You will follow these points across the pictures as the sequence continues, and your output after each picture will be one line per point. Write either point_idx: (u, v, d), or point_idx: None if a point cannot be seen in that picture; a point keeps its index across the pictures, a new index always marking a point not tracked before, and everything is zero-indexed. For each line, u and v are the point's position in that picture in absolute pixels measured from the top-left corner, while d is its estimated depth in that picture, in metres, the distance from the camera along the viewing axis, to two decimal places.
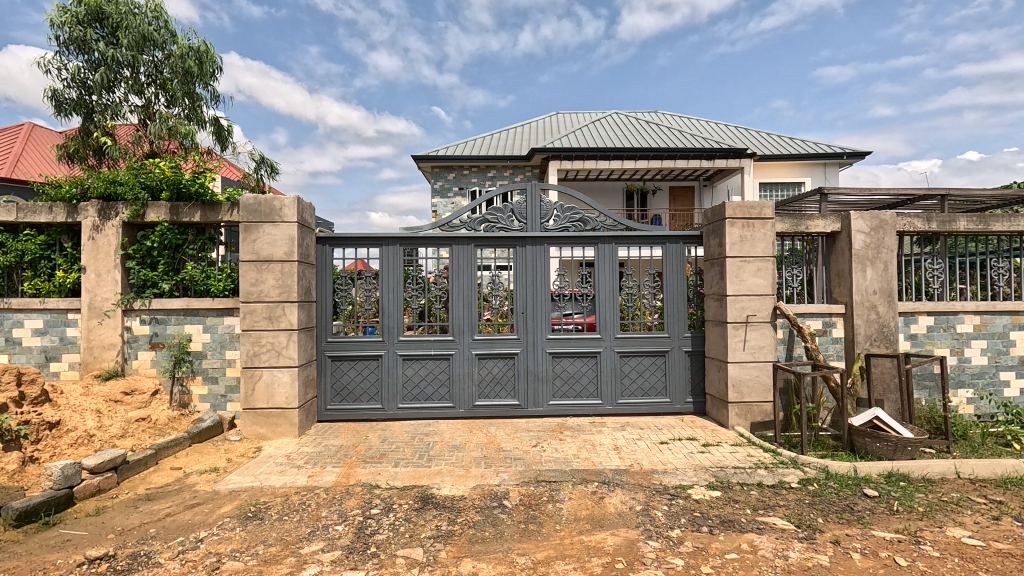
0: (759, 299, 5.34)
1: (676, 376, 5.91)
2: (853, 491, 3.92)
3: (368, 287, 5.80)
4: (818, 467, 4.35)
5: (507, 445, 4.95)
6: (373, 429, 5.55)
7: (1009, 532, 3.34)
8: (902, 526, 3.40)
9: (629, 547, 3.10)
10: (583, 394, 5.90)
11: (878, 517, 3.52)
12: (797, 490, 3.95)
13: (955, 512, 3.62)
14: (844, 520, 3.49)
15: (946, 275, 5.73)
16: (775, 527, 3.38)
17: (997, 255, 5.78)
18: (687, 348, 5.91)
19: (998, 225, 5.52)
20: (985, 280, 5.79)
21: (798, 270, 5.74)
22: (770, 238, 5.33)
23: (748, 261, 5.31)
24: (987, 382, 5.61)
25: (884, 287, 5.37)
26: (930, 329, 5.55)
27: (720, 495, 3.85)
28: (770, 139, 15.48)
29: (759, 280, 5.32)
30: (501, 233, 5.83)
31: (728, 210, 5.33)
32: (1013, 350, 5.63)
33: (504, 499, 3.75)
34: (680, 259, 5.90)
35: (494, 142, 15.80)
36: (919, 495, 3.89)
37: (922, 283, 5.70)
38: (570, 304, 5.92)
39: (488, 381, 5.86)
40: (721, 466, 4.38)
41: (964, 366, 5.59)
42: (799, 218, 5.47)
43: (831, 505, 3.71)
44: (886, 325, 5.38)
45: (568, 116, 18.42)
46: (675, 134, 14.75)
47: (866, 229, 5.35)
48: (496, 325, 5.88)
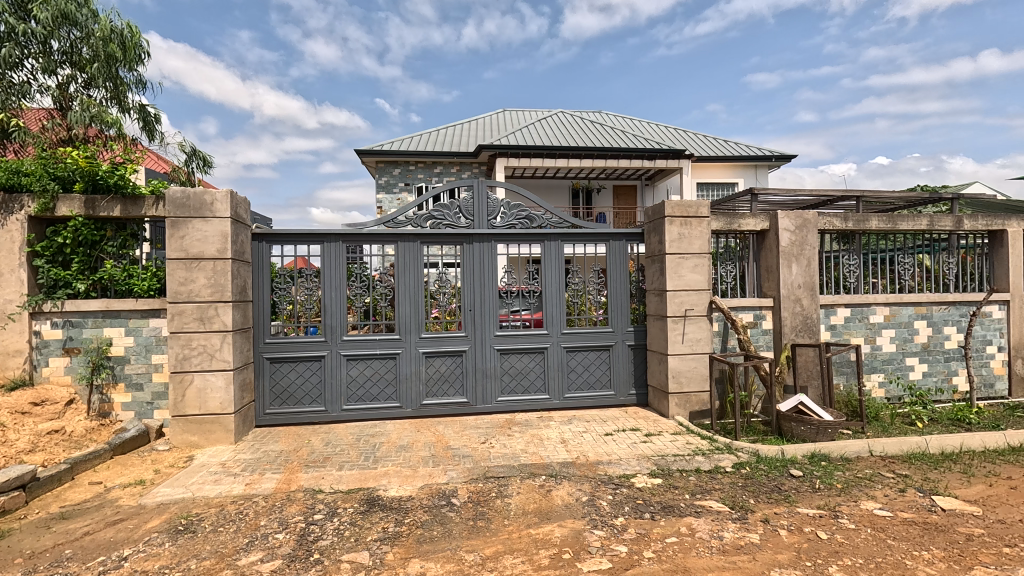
0: (697, 294, 5.59)
1: (620, 369, 6.10)
2: (781, 472, 4.21)
3: (309, 286, 5.60)
4: (749, 451, 4.62)
5: (456, 443, 4.93)
6: (316, 432, 5.37)
7: (913, 502, 3.70)
8: (823, 502, 3.68)
9: (575, 537, 3.18)
10: (531, 389, 5.96)
11: (802, 495, 3.80)
12: (731, 474, 4.19)
13: (869, 487, 3.96)
14: (772, 499, 3.73)
15: (861, 269, 6.21)
16: (711, 509, 3.57)
17: (904, 251, 6.33)
18: (630, 341, 6.11)
19: (904, 224, 6.07)
20: (894, 275, 6.32)
21: (732, 266, 6.05)
22: (705, 236, 5.60)
23: (686, 258, 5.56)
24: (896, 366, 6.15)
25: (808, 281, 5.77)
26: (847, 320, 6.03)
27: (661, 482, 4.02)
28: (706, 140, 16.22)
29: (696, 276, 5.58)
30: (448, 230, 5.79)
31: (667, 209, 5.54)
32: (917, 337, 6.20)
33: (453, 497, 3.74)
34: (623, 256, 6.10)
35: (441, 137, 15.61)
36: (838, 473, 4.23)
37: (841, 278, 6.16)
38: (518, 301, 5.97)
39: (436, 379, 5.80)
40: (662, 455, 4.56)
41: (876, 353, 6.11)
42: (732, 217, 5.77)
43: (762, 486, 3.96)
44: (809, 317, 5.78)
45: (514, 113, 18.50)
46: (618, 133, 15.18)
47: (791, 228, 5.72)
48: (444, 322, 5.84)
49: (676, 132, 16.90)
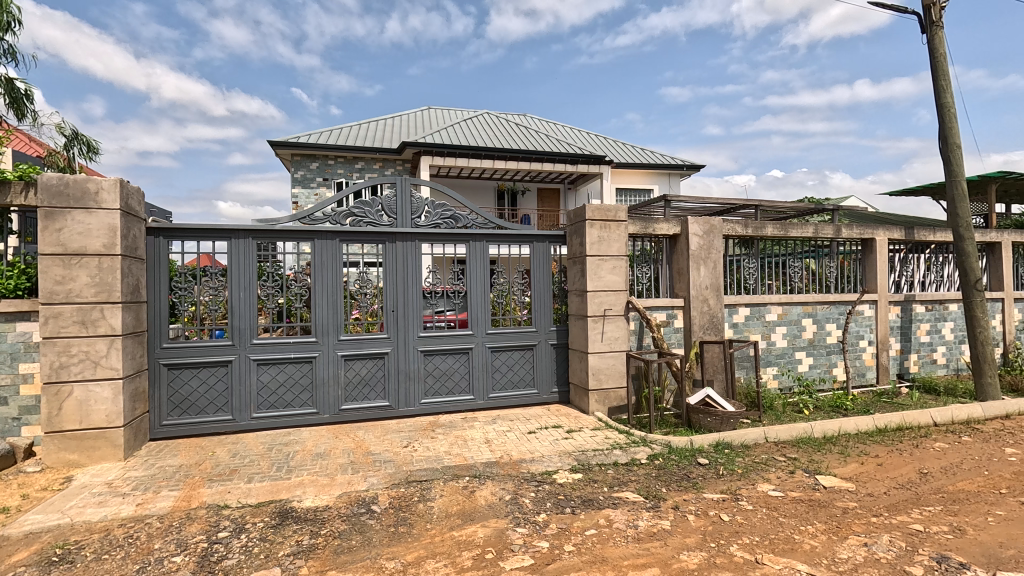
0: (615, 294, 5.84)
1: (543, 368, 6.22)
2: (689, 461, 4.50)
3: (215, 286, 5.19)
4: (662, 442, 4.90)
5: (377, 448, 4.78)
6: (221, 443, 4.97)
7: (801, 482, 4.11)
8: (725, 487, 3.99)
9: (498, 536, 3.20)
10: (455, 390, 5.92)
11: (707, 482, 4.09)
12: (646, 465, 4.42)
13: (764, 470, 4.34)
14: (682, 487, 3.98)
15: (759, 272, 6.80)
16: (628, 500, 3.74)
17: (794, 256, 7.01)
18: (553, 341, 6.25)
19: (794, 232, 6.73)
20: (786, 277, 6.98)
21: (647, 268, 6.38)
22: (623, 239, 5.86)
23: (605, 260, 5.79)
24: (787, 360, 6.80)
25: (713, 283, 6.23)
26: (747, 318, 6.58)
27: (581, 477, 4.15)
28: (625, 148, 16.99)
29: (614, 277, 5.83)
30: (369, 228, 5.60)
31: (588, 212, 5.74)
32: (805, 334, 6.89)
33: (373, 504, 3.62)
34: (546, 257, 6.23)
35: (363, 132, 15.09)
36: (738, 459, 4.60)
37: (742, 280, 6.71)
38: (442, 301, 5.90)
39: (356, 383, 5.59)
40: (582, 450, 4.71)
41: (771, 348, 6.72)
42: (647, 222, 6.08)
43: (673, 475, 4.21)
44: (715, 316, 6.24)
45: (440, 112, 18.30)
46: (542, 137, 15.49)
47: (700, 233, 6.15)
48: (365, 324, 5.64)
49: (597, 138, 17.54)
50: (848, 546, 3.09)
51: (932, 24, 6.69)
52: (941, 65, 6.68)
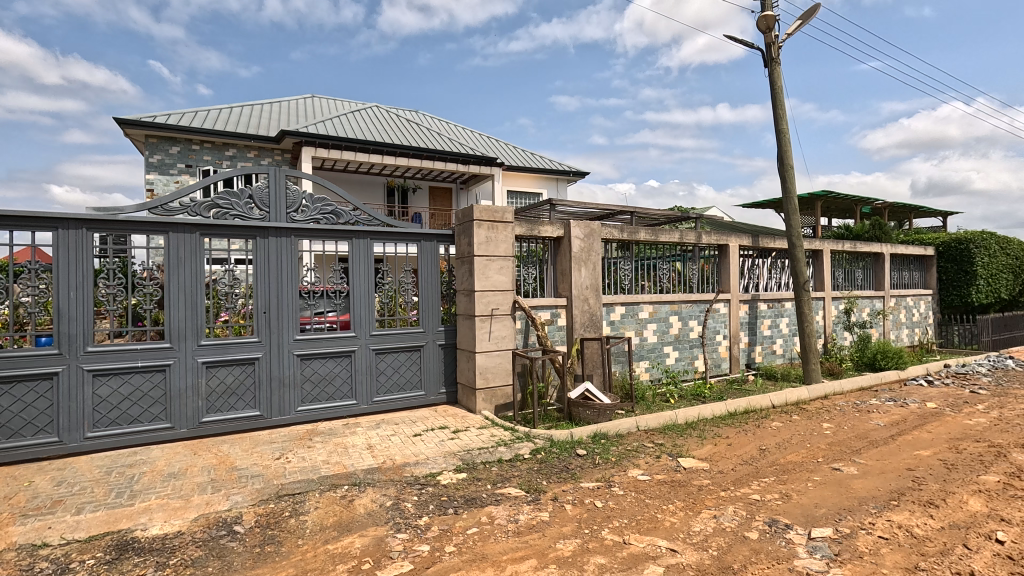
0: (502, 294, 5.95)
1: (430, 369, 6.14)
2: (569, 453, 4.73)
3: (36, 285, 4.39)
4: (544, 437, 5.09)
5: (244, 462, 4.37)
6: (42, 470, 4.21)
7: (665, 465, 4.52)
8: (600, 475, 4.25)
9: (377, 545, 3.09)
10: (336, 395, 5.62)
11: (584, 471, 4.33)
12: (528, 460, 4.56)
13: (635, 457, 4.70)
14: (561, 478, 4.17)
15: (633, 274, 7.36)
16: (510, 496, 3.83)
17: (664, 259, 7.69)
18: (440, 341, 6.19)
19: (664, 237, 7.38)
20: (657, 278, 7.62)
21: (533, 269, 6.57)
22: (509, 240, 5.99)
23: (492, 260, 5.87)
24: (657, 354, 7.44)
25: (593, 283, 6.62)
26: (622, 316, 7.09)
27: (466, 476, 4.16)
28: (516, 151, 17.41)
29: (501, 277, 5.93)
30: (237, 221, 5.10)
31: (475, 212, 5.78)
32: (672, 330, 7.59)
33: (236, 525, 3.30)
34: (434, 256, 6.17)
35: (235, 116, 13.76)
36: (613, 448, 4.93)
37: (619, 281, 7.21)
38: (322, 302, 5.57)
39: (220, 392, 5.06)
40: (467, 449, 4.73)
41: (644, 343, 7.31)
42: (533, 224, 6.28)
43: (553, 467, 4.40)
44: (594, 314, 6.63)
45: (325, 101, 17.30)
46: (434, 135, 15.32)
47: (581, 236, 6.49)
48: (233, 327, 5.15)
49: (489, 140, 17.77)
50: (701, 519, 3.45)
51: (772, 60, 7.74)
52: (779, 96, 7.75)
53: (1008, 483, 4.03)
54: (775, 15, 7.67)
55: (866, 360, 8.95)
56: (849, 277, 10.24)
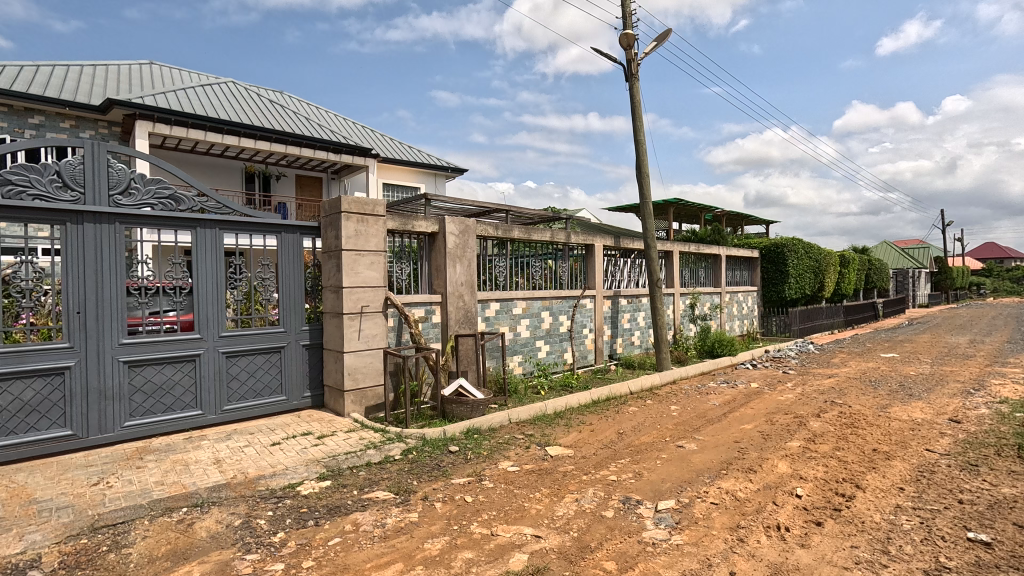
0: (372, 290, 5.70)
1: (292, 372, 5.68)
2: (441, 450, 4.69)
3: None
4: (417, 436, 4.99)
5: (47, 493, 3.64)
6: None
7: (534, 454, 4.70)
8: (471, 470, 4.28)
9: (221, 571, 2.76)
10: (176, 406, 4.93)
11: (456, 468, 4.32)
12: (399, 461, 4.43)
13: (506, 449, 4.82)
14: (432, 476, 4.12)
15: (508, 271, 7.54)
16: (377, 500, 3.68)
17: (536, 257, 7.99)
18: (304, 341, 5.75)
19: (536, 235, 7.66)
20: (530, 275, 7.89)
21: (406, 265, 6.37)
22: (381, 234, 5.77)
23: (362, 255, 5.60)
24: (530, 348, 7.71)
25: (468, 280, 6.65)
26: (497, 312, 7.23)
27: (330, 484, 3.92)
28: (393, 143, 16.85)
29: (372, 273, 5.69)
30: (39, 203, 4.23)
31: (343, 204, 5.46)
32: (543, 325, 7.92)
33: (31, 570, 2.72)
34: (297, 250, 5.70)
35: (43, 77, 11.43)
36: (485, 442, 5.00)
37: (494, 278, 7.33)
38: (158, 300, 4.85)
39: (14, 411, 4.17)
40: (333, 455, 4.45)
41: (517, 338, 7.53)
42: (407, 218, 6.11)
43: (424, 466, 4.33)
44: (469, 310, 6.67)
45: (167, 70, 15.13)
46: (301, 120, 14.22)
47: (456, 232, 6.48)
48: (37, 331, 4.30)
49: (364, 130, 16.97)
50: (564, 504, 3.64)
51: (632, 76, 8.44)
52: (637, 110, 8.48)
53: (806, 447, 4.86)
54: (634, 35, 8.37)
55: (706, 348, 10.22)
56: (694, 275, 11.60)
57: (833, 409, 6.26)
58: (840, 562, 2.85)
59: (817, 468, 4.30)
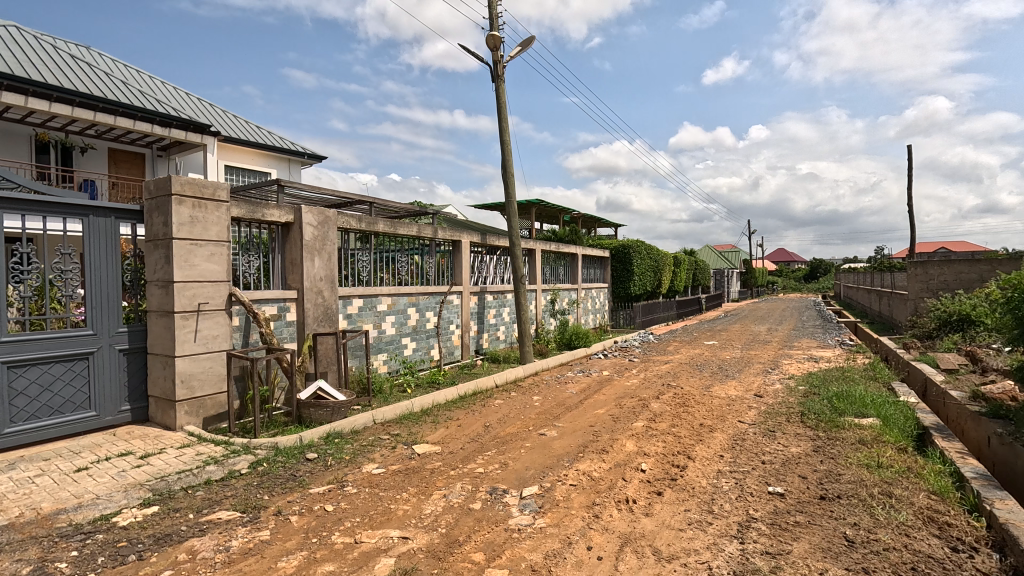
0: (212, 286, 5.03)
1: (105, 383, 4.76)
2: (297, 459, 4.33)
3: None
4: (267, 446, 4.53)
5: None
6: None
7: (400, 454, 4.57)
8: (332, 476, 4.02)
9: None
10: None
11: (314, 476, 4.02)
12: (246, 475, 3.98)
13: (370, 451, 4.61)
14: (286, 488, 3.77)
15: (372, 265, 7.21)
16: (219, 521, 3.26)
17: (402, 252, 7.77)
18: (122, 345, 4.87)
19: (402, 230, 7.44)
20: (395, 270, 7.65)
21: (255, 257, 5.73)
22: (223, 222, 5.11)
23: (199, 245, 4.91)
24: (395, 346, 7.48)
25: (327, 274, 6.22)
26: (360, 309, 6.89)
27: (157, 510, 3.38)
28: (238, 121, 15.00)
29: (211, 266, 5.01)
30: None
31: (175, 186, 4.73)
32: (410, 321, 7.74)
33: None
34: (111, 237, 4.79)
35: None
36: (347, 446, 4.73)
37: (356, 273, 6.97)
38: None
39: None
40: (161, 476, 3.83)
41: (382, 336, 7.25)
42: (255, 206, 5.49)
43: (277, 478, 3.95)
44: (329, 308, 6.25)
45: None
46: (116, 83, 11.92)
47: (314, 223, 6.00)
48: None
49: (202, 103, 14.84)
50: (432, 501, 3.60)
51: (498, 77, 8.63)
52: (503, 111, 8.71)
53: (648, 426, 5.46)
54: (500, 37, 8.57)
55: (565, 340, 10.92)
56: (554, 272, 12.31)
57: (669, 391, 7.12)
58: (676, 524, 3.25)
59: (658, 444, 4.84)
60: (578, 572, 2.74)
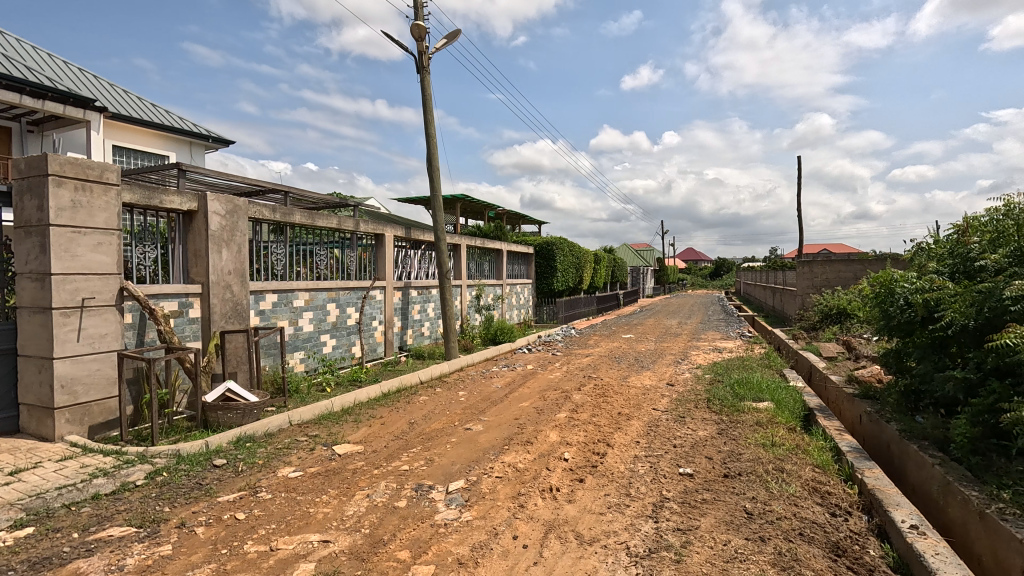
0: (100, 279, 4.51)
1: None
2: (203, 467, 4.01)
3: None
4: (168, 454, 4.15)
5: None
6: None
7: (319, 456, 4.38)
8: (244, 483, 3.76)
9: None
10: None
11: (223, 484, 3.74)
12: (142, 487, 3.63)
13: (286, 454, 4.37)
14: (190, 498, 3.48)
15: (287, 259, 6.82)
16: (110, 539, 2.95)
17: (321, 245, 7.41)
18: None
19: (321, 222, 7.09)
20: (313, 264, 7.28)
21: (151, 248, 5.20)
22: (113, 209, 4.59)
23: (83, 234, 4.38)
24: (313, 343, 7.13)
25: (237, 268, 5.80)
26: (274, 305, 6.50)
27: (32, 532, 2.98)
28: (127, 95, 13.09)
29: (98, 257, 4.49)
30: None
31: (52, 166, 4.17)
32: (329, 318, 7.41)
33: None
34: None
35: None
36: (260, 450, 4.45)
37: (270, 266, 6.55)
38: None
39: None
40: (36, 493, 3.39)
41: (298, 333, 6.88)
42: (151, 191, 4.97)
43: (180, 488, 3.63)
44: (239, 303, 5.83)
45: None
46: None
47: (221, 212, 5.56)
48: None
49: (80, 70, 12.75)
50: (355, 502, 3.49)
51: (423, 67, 8.46)
52: (428, 103, 8.56)
53: (571, 416, 5.65)
54: (425, 26, 8.40)
55: (490, 335, 10.99)
56: (479, 268, 12.32)
57: (589, 382, 7.41)
58: (597, 509, 3.40)
59: (579, 433, 5.03)
60: (505, 562, 2.79)
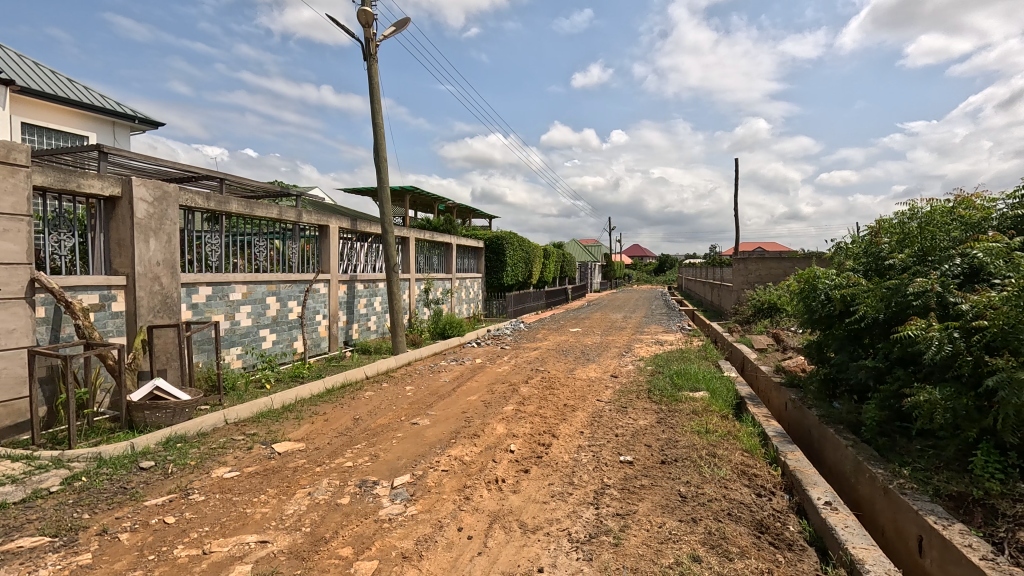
0: (7, 269, 4.12)
1: None
2: (128, 469, 3.77)
3: None
4: (87, 457, 3.87)
5: None
6: None
7: (257, 455, 4.22)
8: (174, 485, 3.58)
9: None
10: None
11: (151, 487, 3.54)
12: (58, 494, 3.37)
13: (221, 454, 4.18)
14: (114, 504, 3.28)
15: (222, 250, 6.48)
16: (20, 550, 2.73)
17: (260, 236, 7.09)
18: None
19: (260, 211, 6.78)
20: (251, 256, 6.96)
21: (68, 236, 4.80)
22: (22, 192, 4.20)
23: None
24: (251, 339, 6.83)
25: (166, 259, 5.45)
26: (208, 298, 6.17)
27: None
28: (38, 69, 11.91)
29: (5, 245, 4.10)
30: None
31: None
32: (268, 312, 7.12)
33: None
34: None
35: None
36: (192, 450, 4.24)
37: (203, 257, 6.21)
38: None
39: None
40: None
41: (235, 328, 6.58)
42: (68, 174, 4.58)
43: (102, 493, 3.41)
44: (168, 296, 5.50)
45: None
46: None
47: (148, 199, 5.21)
48: None
49: None
50: (295, 501, 3.40)
51: (370, 55, 8.24)
52: (375, 91, 8.35)
53: (518, 409, 5.73)
54: (372, 13, 8.17)
55: (438, 330, 10.91)
56: (428, 262, 12.18)
57: (536, 375, 7.54)
58: (541, 498, 3.49)
59: (526, 425, 5.11)
60: (449, 553, 2.81)
